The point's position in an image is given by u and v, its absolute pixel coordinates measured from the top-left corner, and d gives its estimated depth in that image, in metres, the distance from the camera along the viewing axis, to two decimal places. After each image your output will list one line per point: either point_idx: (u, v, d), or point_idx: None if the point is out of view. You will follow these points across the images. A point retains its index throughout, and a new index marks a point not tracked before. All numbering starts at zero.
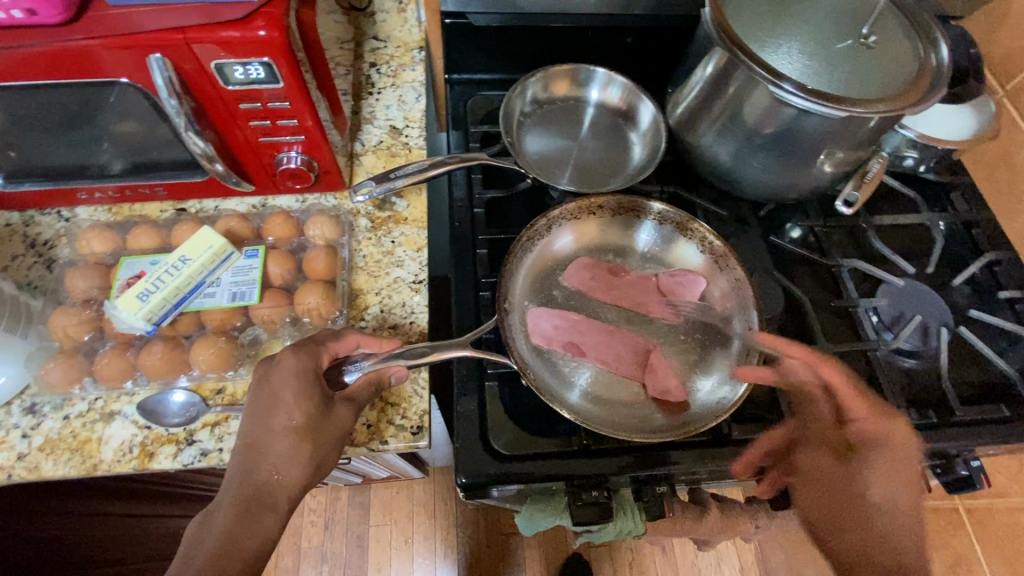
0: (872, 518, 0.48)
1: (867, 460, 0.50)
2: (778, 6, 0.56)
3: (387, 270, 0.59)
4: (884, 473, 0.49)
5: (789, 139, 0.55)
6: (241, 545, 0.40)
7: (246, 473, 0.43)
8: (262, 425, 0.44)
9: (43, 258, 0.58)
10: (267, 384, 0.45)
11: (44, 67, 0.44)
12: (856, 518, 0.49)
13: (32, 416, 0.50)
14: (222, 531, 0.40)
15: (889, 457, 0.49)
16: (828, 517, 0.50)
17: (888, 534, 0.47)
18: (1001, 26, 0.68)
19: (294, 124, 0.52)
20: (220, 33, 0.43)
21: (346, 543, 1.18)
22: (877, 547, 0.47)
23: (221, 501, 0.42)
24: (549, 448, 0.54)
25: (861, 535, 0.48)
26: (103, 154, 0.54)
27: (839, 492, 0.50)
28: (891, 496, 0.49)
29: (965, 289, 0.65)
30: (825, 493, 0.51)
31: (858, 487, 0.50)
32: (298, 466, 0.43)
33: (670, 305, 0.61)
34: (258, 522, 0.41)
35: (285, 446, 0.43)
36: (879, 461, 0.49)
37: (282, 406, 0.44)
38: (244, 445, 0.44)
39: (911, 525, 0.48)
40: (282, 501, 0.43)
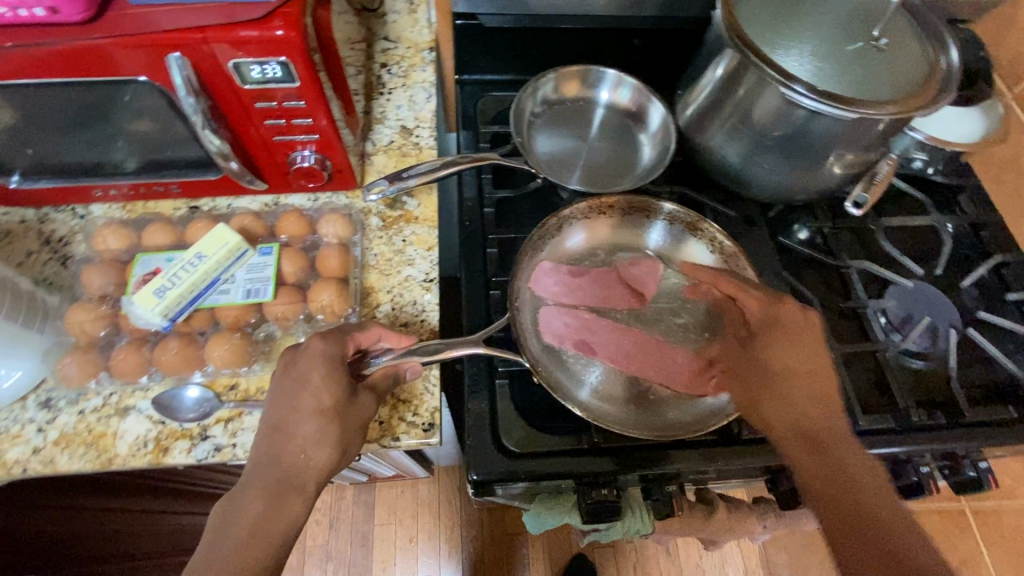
0: (782, 385, 0.50)
1: (770, 342, 0.52)
2: (788, 9, 0.56)
3: (398, 268, 0.59)
4: (785, 346, 0.52)
5: (800, 139, 0.55)
6: (269, 528, 0.41)
7: (273, 457, 0.43)
8: (289, 407, 0.44)
9: (58, 255, 0.58)
10: (293, 368, 0.46)
11: (63, 65, 0.44)
12: (771, 387, 0.50)
13: (48, 411, 0.51)
14: (250, 515, 0.41)
15: (782, 332, 0.52)
16: (749, 392, 0.52)
17: (798, 397, 0.50)
18: (1009, 30, 0.68)
19: (308, 123, 0.52)
20: (238, 33, 0.44)
21: (351, 542, 1.19)
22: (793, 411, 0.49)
23: (247, 484, 0.43)
24: (561, 446, 0.54)
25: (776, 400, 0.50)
26: (118, 152, 0.55)
27: (753, 370, 0.52)
28: (796, 361, 0.51)
29: (974, 291, 0.65)
30: (745, 374, 0.53)
31: (764, 362, 0.52)
32: (326, 448, 0.44)
33: (633, 291, 0.61)
34: (287, 505, 0.42)
35: (312, 427, 0.44)
36: (777, 339, 0.52)
37: (309, 388, 0.45)
38: (270, 427, 0.44)
39: (818, 387, 0.50)
40: (309, 484, 0.43)
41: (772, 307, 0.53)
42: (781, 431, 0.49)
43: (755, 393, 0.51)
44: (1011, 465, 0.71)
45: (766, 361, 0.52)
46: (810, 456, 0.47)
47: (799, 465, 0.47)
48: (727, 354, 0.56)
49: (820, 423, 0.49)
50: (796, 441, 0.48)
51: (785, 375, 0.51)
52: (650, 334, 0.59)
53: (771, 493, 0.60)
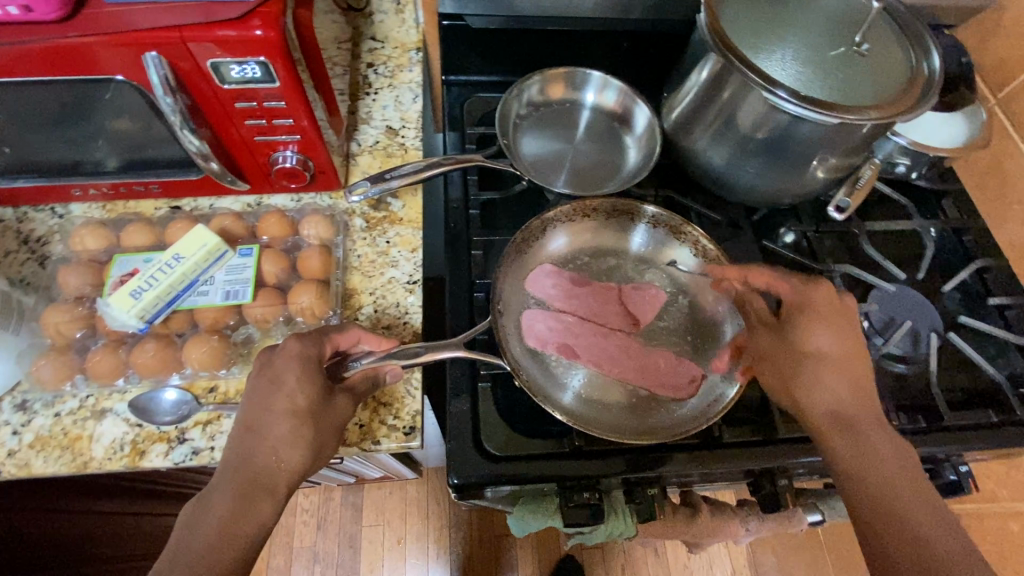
0: (817, 371, 0.51)
1: (800, 325, 0.53)
2: (771, 13, 0.56)
3: (381, 269, 0.59)
4: (820, 329, 0.52)
5: (782, 144, 0.55)
6: (238, 529, 0.40)
7: (245, 457, 0.43)
8: (263, 408, 0.44)
9: (36, 255, 0.58)
10: (268, 369, 0.45)
11: (38, 62, 0.44)
12: (805, 373, 0.51)
13: (23, 413, 0.50)
14: (219, 517, 0.40)
15: (817, 314, 0.53)
16: (778, 374, 0.53)
17: (828, 379, 0.50)
18: (993, 36, 0.69)
19: (290, 123, 0.52)
20: (217, 32, 0.43)
21: (338, 543, 1.18)
22: (822, 395, 0.50)
23: (217, 486, 0.42)
24: (542, 450, 0.54)
25: (810, 381, 0.50)
26: (97, 151, 0.54)
27: (786, 352, 0.53)
28: (835, 345, 0.51)
29: (956, 295, 0.65)
30: (776, 358, 0.53)
31: (799, 343, 0.52)
32: (298, 449, 0.43)
33: (628, 314, 0.60)
34: (257, 506, 0.41)
35: (285, 429, 0.43)
36: (810, 320, 0.53)
37: (284, 389, 0.44)
38: (243, 427, 0.44)
39: (851, 369, 0.50)
40: (281, 485, 0.43)
41: (805, 291, 0.54)
42: (814, 417, 0.50)
43: (788, 380, 0.52)
44: (993, 469, 0.71)
45: (801, 343, 0.52)
46: (842, 444, 0.47)
47: (830, 452, 0.48)
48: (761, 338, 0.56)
49: (852, 411, 0.49)
50: (829, 428, 0.49)
51: (816, 359, 0.51)
52: (631, 337, 0.59)
53: (754, 497, 0.60)
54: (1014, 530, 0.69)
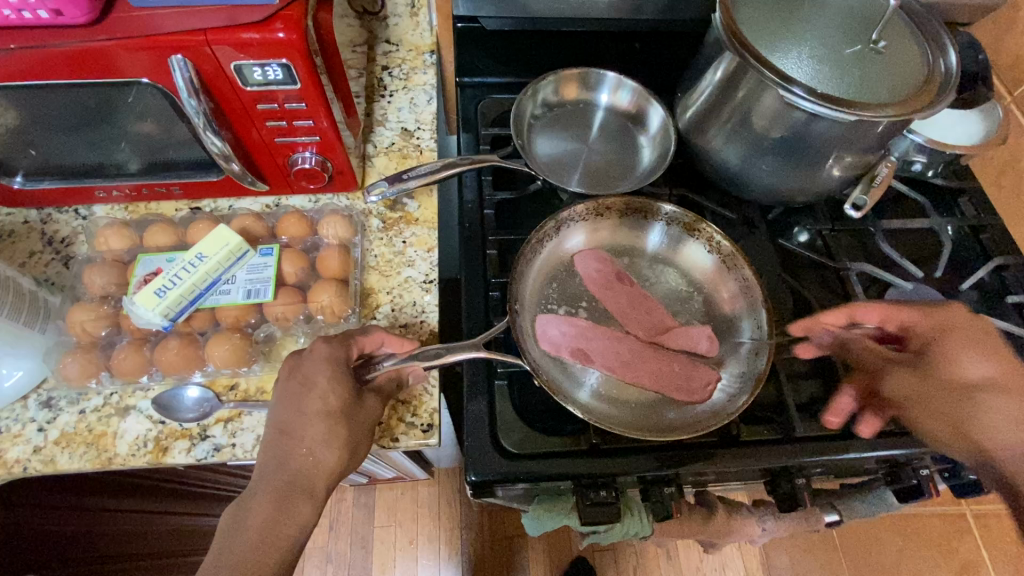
0: (990, 402, 0.49)
1: (943, 357, 0.53)
2: (786, 12, 0.56)
3: (398, 269, 0.60)
4: (974, 354, 0.53)
5: (799, 142, 0.55)
6: (279, 533, 0.41)
7: (281, 460, 0.43)
8: (297, 410, 0.44)
9: (60, 255, 0.59)
10: (298, 372, 0.45)
11: (66, 66, 0.45)
12: (977, 410, 0.49)
13: (49, 410, 0.51)
14: (260, 520, 0.41)
15: (960, 340, 0.54)
16: (942, 409, 0.51)
17: (998, 415, 0.48)
18: (1008, 33, 0.68)
19: (310, 125, 0.53)
20: (240, 35, 0.44)
21: (350, 544, 1.19)
22: (995, 430, 0.47)
23: (256, 489, 0.42)
24: (560, 448, 0.55)
25: (984, 418, 0.48)
26: (121, 154, 0.55)
27: (941, 388, 0.52)
28: (996, 375, 0.52)
29: (972, 294, 0.65)
30: (929, 397, 0.52)
31: (960, 377, 0.52)
32: (336, 449, 0.44)
33: (647, 323, 0.59)
34: (296, 508, 0.42)
35: (321, 430, 0.44)
36: (960, 346, 0.54)
37: (316, 390, 0.45)
38: (277, 429, 0.44)
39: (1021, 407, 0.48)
40: (319, 487, 0.43)
41: (936, 317, 0.56)
42: (1003, 458, 0.45)
43: (958, 421, 0.49)
44: None
45: (955, 379, 0.52)
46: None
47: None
48: (893, 374, 0.55)
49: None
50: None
51: (984, 390, 0.50)
52: (643, 341, 0.58)
53: (771, 496, 0.60)
54: None
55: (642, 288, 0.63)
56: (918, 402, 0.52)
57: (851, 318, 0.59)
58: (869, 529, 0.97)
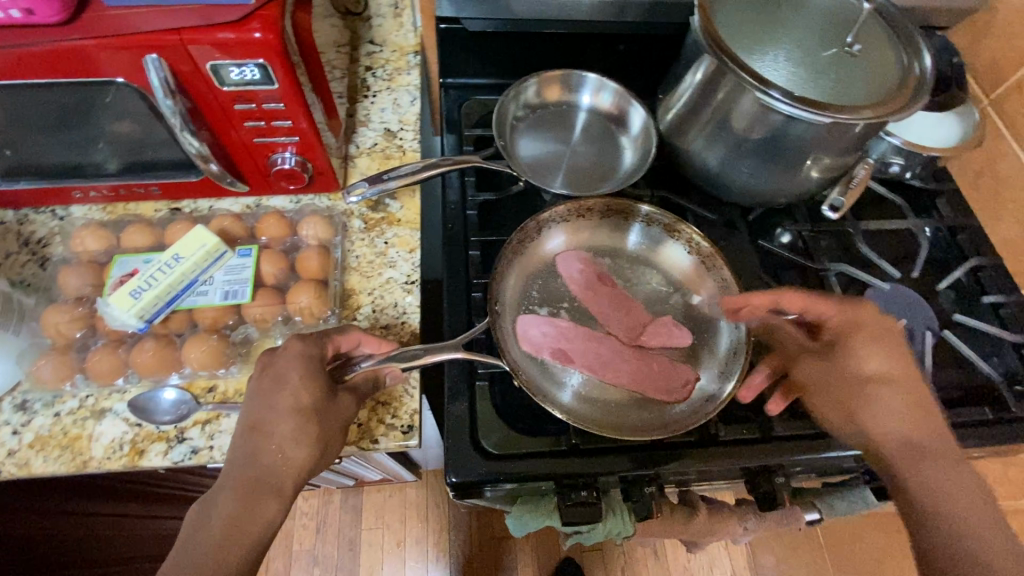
0: (878, 394, 0.51)
1: (847, 349, 0.54)
2: (764, 14, 0.57)
3: (379, 270, 0.59)
4: (873, 349, 0.53)
5: (776, 143, 0.56)
6: (242, 529, 0.40)
7: (249, 457, 0.43)
8: (267, 407, 0.44)
9: (37, 256, 0.58)
10: (271, 369, 0.45)
11: (39, 66, 0.44)
12: (869, 403, 0.51)
13: (23, 413, 0.50)
14: (224, 515, 0.41)
15: (867, 334, 0.54)
16: (838, 401, 0.53)
17: (885, 405, 0.51)
18: (985, 37, 0.69)
19: (289, 125, 0.52)
20: (216, 35, 0.44)
21: (337, 546, 1.18)
22: (881, 421, 0.50)
23: (222, 486, 0.42)
24: (541, 449, 0.54)
25: (874, 411, 0.51)
26: (98, 154, 0.55)
27: (842, 380, 0.53)
28: (890, 367, 0.52)
29: (949, 293, 0.66)
30: (834, 388, 0.53)
31: (856, 369, 0.53)
32: (304, 445, 0.44)
33: (628, 324, 0.60)
34: (262, 504, 0.42)
35: (290, 426, 0.44)
36: (864, 342, 0.53)
37: (289, 387, 0.45)
38: (247, 426, 0.44)
39: (907, 395, 0.51)
40: (286, 484, 0.43)
41: (848, 309, 0.55)
42: (880, 446, 0.50)
43: (850, 410, 0.52)
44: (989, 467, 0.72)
45: (853, 372, 0.53)
46: (927, 475, 0.47)
47: (906, 482, 0.47)
48: (813, 365, 0.55)
49: (922, 438, 0.49)
50: (907, 462, 0.48)
51: (875, 384, 0.52)
52: (623, 342, 0.59)
53: (753, 496, 0.60)
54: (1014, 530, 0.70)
55: (624, 289, 0.63)
56: (818, 392, 0.54)
57: (775, 305, 0.57)
58: (853, 528, 0.97)
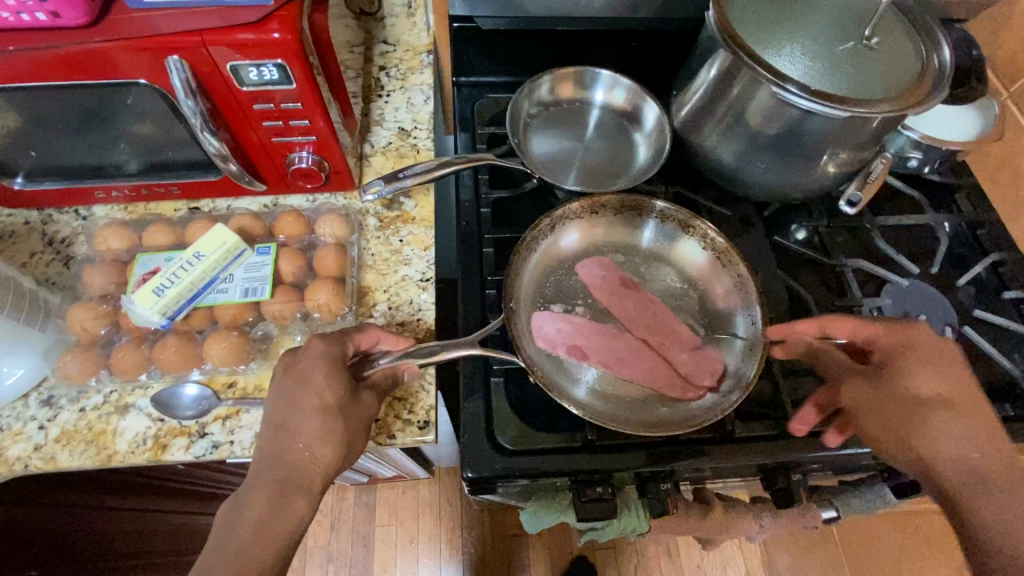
0: (937, 420, 0.48)
1: (901, 370, 0.51)
2: (780, 8, 0.57)
3: (395, 267, 0.60)
4: (931, 373, 0.50)
5: (793, 139, 0.56)
6: (275, 528, 0.41)
7: (277, 456, 0.44)
8: (292, 406, 0.45)
9: (61, 255, 0.59)
10: (293, 370, 0.46)
11: (65, 68, 0.45)
12: (926, 426, 0.48)
13: (49, 408, 0.51)
14: (255, 514, 0.41)
15: (920, 357, 0.51)
16: (896, 425, 0.50)
17: (944, 432, 0.48)
18: (1004, 29, 0.68)
19: (306, 124, 0.53)
20: (235, 36, 0.45)
21: (352, 543, 1.19)
22: (947, 449, 0.48)
23: (252, 485, 0.43)
24: (556, 444, 0.55)
25: (935, 437, 0.48)
26: (121, 154, 0.56)
27: (894, 403, 0.50)
28: (946, 389, 0.49)
29: (971, 289, 0.65)
30: (885, 409, 0.50)
31: (911, 392, 0.50)
32: (331, 444, 0.44)
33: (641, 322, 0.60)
34: (291, 503, 0.42)
35: (316, 425, 0.44)
36: (918, 366, 0.50)
37: (311, 387, 0.45)
38: (274, 426, 0.45)
39: (966, 422, 0.48)
40: (315, 482, 0.44)
41: (901, 333, 0.52)
42: (947, 475, 0.47)
43: (903, 434, 0.49)
44: None
45: (904, 394, 0.50)
46: (991, 505, 0.45)
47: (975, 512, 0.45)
48: (851, 387, 0.53)
49: (984, 466, 0.46)
50: (971, 490, 0.46)
51: (934, 407, 0.49)
52: (640, 340, 0.59)
53: (767, 492, 0.60)
54: None
55: (644, 290, 0.63)
56: (883, 410, 0.50)
57: (823, 331, 0.55)
58: (868, 527, 0.97)
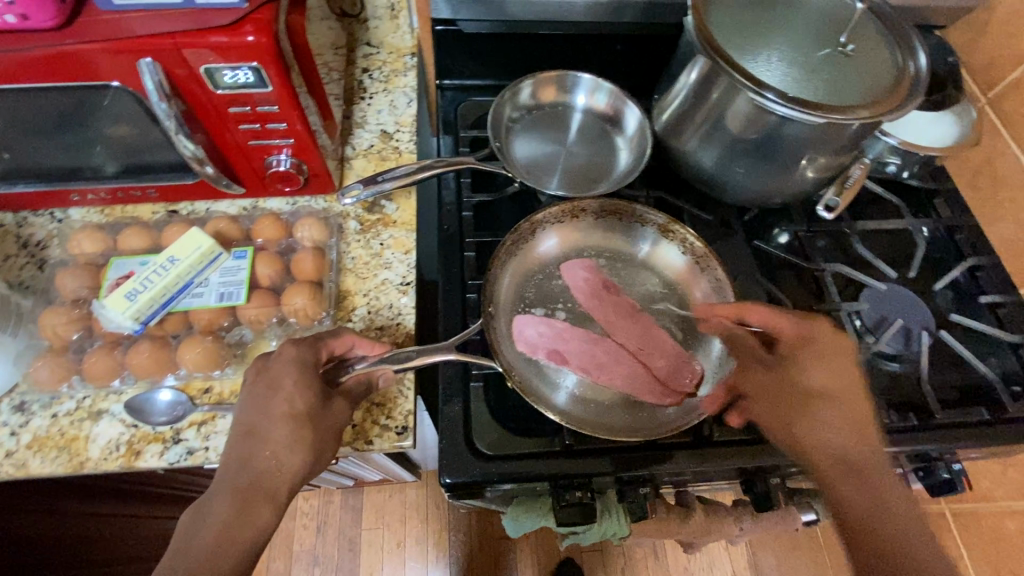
0: (822, 410, 0.50)
1: (797, 364, 0.53)
2: (758, 14, 0.57)
3: (375, 271, 0.60)
4: (821, 367, 0.52)
5: (772, 145, 0.56)
6: (235, 537, 0.40)
7: (244, 462, 0.43)
8: (262, 412, 0.44)
9: (35, 259, 0.59)
10: (265, 375, 0.46)
11: (35, 70, 0.45)
12: (809, 417, 0.51)
13: (21, 414, 0.51)
14: (218, 521, 0.41)
15: (816, 352, 0.53)
16: (781, 412, 0.52)
17: (829, 420, 0.50)
18: (982, 36, 0.69)
19: (283, 127, 0.53)
20: (210, 38, 0.44)
21: (337, 546, 1.18)
22: (827, 436, 0.50)
23: (216, 492, 0.42)
24: (534, 449, 0.55)
25: (815, 425, 0.50)
26: (96, 157, 0.55)
27: (785, 391, 0.52)
28: (832, 383, 0.51)
29: (948, 294, 0.66)
30: (776, 398, 0.52)
31: (801, 382, 0.52)
32: (300, 451, 0.44)
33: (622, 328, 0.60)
34: (256, 511, 0.42)
35: (285, 431, 0.44)
36: (812, 358, 0.52)
37: (282, 393, 0.45)
38: (242, 432, 0.44)
39: (848, 413, 0.50)
40: (281, 490, 0.43)
41: (804, 326, 0.53)
42: (819, 460, 0.49)
43: (789, 422, 0.51)
44: (988, 468, 0.71)
45: (797, 385, 0.52)
46: (855, 491, 0.47)
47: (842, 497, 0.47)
48: (753, 375, 0.55)
49: (858, 454, 0.49)
50: (839, 477, 0.48)
51: (818, 399, 0.51)
52: (624, 348, 0.59)
53: (748, 496, 0.60)
54: (1010, 529, 0.69)
55: (630, 297, 0.62)
56: (774, 396, 0.52)
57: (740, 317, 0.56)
58: None
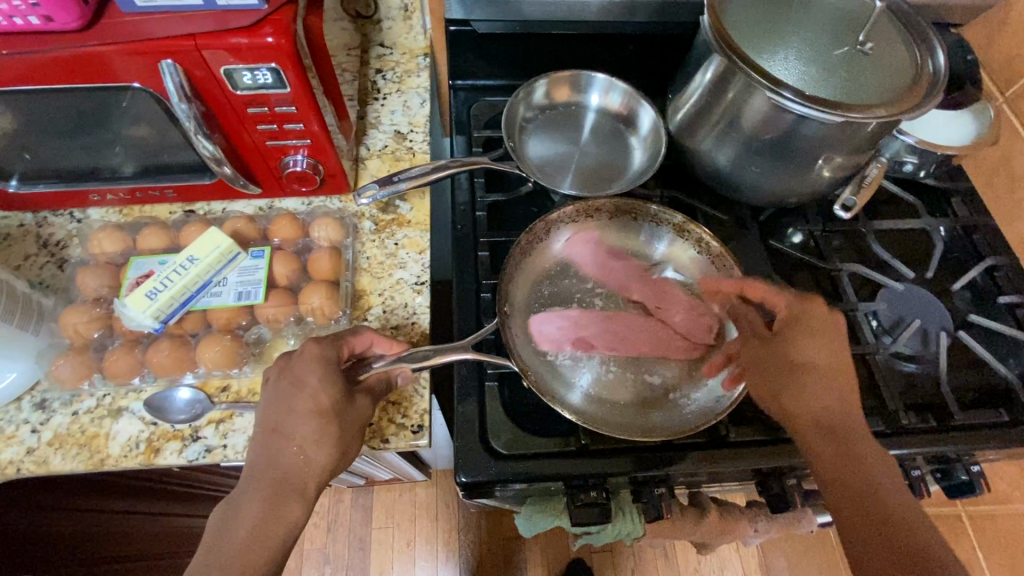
0: (810, 382, 0.50)
1: (790, 336, 0.52)
2: (774, 14, 0.57)
3: (390, 271, 0.60)
4: (811, 341, 0.52)
5: (789, 144, 0.56)
6: (268, 534, 0.41)
7: (271, 459, 0.43)
8: (287, 410, 0.45)
9: (55, 258, 0.59)
10: (287, 373, 0.46)
11: (58, 71, 0.45)
12: (797, 386, 0.50)
13: (42, 411, 0.51)
14: (250, 520, 0.41)
15: (807, 328, 0.52)
16: (771, 381, 0.51)
17: (817, 389, 0.50)
18: (1000, 34, 0.68)
19: (300, 128, 0.53)
20: (229, 40, 0.45)
21: (348, 545, 1.19)
22: (814, 405, 0.49)
23: (246, 489, 0.43)
24: (549, 448, 0.55)
25: (803, 394, 0.49)
26: (115, 157, 0.56)
27: (775, 361, 0.51)
28: (822, 355, 0.51)
29: (965, 294, 0.65)
30: (767, 368, 0.51)
31: (789, 354, 0.51)
32: (326, 448, 0.44)
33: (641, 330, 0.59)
34: (286, 508, 0.42)
35: (310, 429, 0.44)
36: (803, 333, 0.52)
37: (306, 389, 0.45)
38: (268, 430, 0.44)
39: (836, 384, 0.50)
40: (309, 487, 0.44)
41: (796, 303, 0.53)
42: (804, 428, 0.49)
43: (776, 390, 0.50)
44: (1005, 470, 0.71)
45: (788, 356, 0.51)
46: (838, 456, 0.47)
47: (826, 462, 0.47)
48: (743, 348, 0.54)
49: (842, 422, 0.49)
50: (824, 444, 0.48)
51: (807, 370, 0.50)
52: (633, 317, 0.60)
53: (763, 498, 0.59)
54: None
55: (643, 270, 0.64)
56: (765, 366, 0.52)
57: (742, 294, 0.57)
58: None
